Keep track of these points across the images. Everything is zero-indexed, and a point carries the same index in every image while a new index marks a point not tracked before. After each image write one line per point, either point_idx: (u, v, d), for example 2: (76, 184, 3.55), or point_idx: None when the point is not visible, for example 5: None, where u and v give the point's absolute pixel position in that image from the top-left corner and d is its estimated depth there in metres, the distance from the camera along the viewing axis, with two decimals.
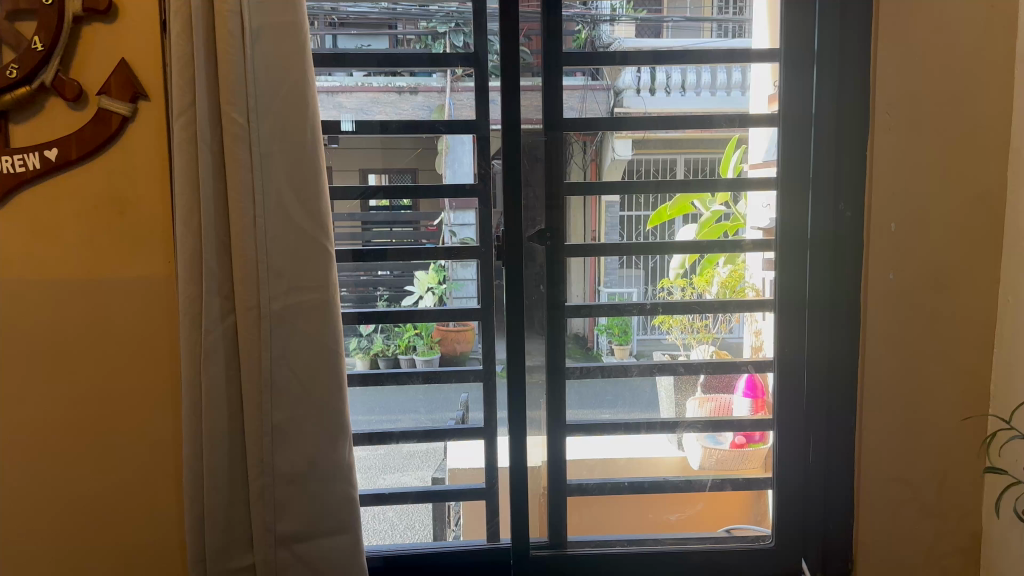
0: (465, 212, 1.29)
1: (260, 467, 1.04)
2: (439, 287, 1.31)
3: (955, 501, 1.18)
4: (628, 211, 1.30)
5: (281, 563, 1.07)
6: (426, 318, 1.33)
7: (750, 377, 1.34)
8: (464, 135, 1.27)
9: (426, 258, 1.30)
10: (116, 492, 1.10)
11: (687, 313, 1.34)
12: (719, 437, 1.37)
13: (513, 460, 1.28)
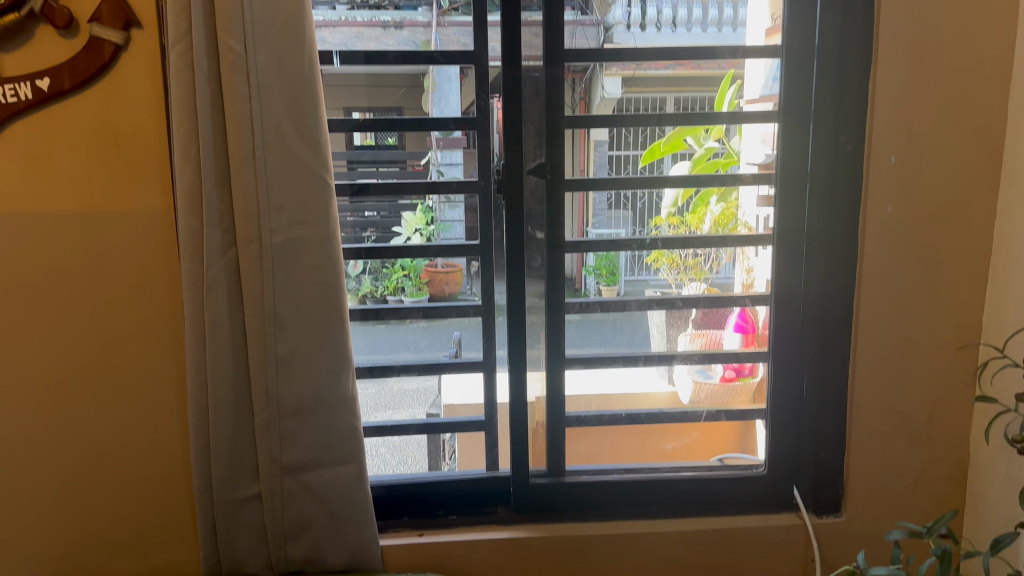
0: (453, 151, 1.27)
1: (266, 399, 1.06)
2: (427, 228, 1.30)
3: (943, 429, 1.22)
4: (617, 150, 1.29)
5: (290, 492, 1.10)
6: (415, 258, 1.31)
7: (741, 311, 1.35)
8: (451, 70, 1.25)
9: (412, 198, 1.28)
10: (122, 425, 1.11)
11: (681, 250, 1.33)
12: (709, 371, 1.38)
13: (513, 393, 1.28)
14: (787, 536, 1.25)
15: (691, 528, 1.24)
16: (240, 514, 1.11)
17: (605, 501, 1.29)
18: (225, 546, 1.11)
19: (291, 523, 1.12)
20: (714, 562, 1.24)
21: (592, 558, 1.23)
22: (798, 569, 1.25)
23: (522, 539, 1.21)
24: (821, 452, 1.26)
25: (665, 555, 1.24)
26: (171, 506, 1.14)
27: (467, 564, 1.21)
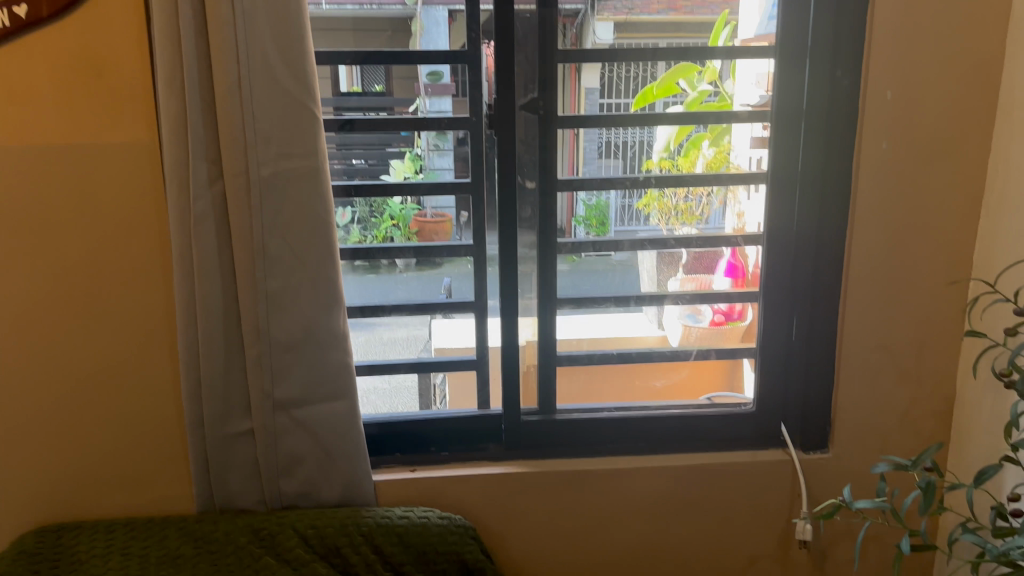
0: (441, 98, 1.23)
1: (257, 335, 1.05)
2: (416, 177, 1.26)
3: (932, 366, 1.23)
4: (608, 98, 1.25)
5: (282, 427, 1.11)
6: (403, 208, 1.28)
7: (730, 256, 1.33)
8: (438, 13, 1.21)
9: (400, 146, 1.25)
10: (111, 362, 1.11)
11: (671, 194, 1.30)
12: (698, 315, 1.37)
13: (504, 338, 1.28)
14: (775, 472, 1.26)
15: (680, 464, 1.25)
16: (233, 449, 1.11)
17: (596, 438, 1.30)
18: (218, 481, 1.12)
19: (284, 458, 1.12)
20: (702, 497, 1.26)
21: (583, 493, 1.24)
22: (785, 504, 1.27)
23: (513, 475, 1.22)
24: (809, 390, 1.27)
25: (655, 489, 1.25)
26: (161, 443, 1.14)
27: (459, 500, 1.23)
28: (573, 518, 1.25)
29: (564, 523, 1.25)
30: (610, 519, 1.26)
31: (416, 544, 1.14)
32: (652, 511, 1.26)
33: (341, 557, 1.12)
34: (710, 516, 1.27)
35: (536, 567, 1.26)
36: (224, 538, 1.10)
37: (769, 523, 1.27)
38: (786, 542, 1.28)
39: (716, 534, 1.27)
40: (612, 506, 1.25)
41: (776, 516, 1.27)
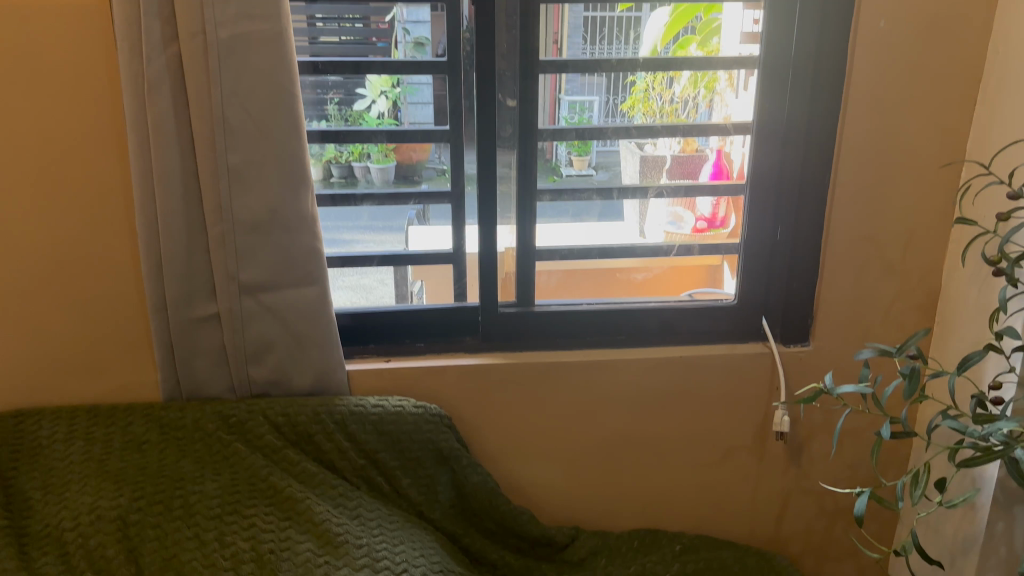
0: (419, 8, 1.18)
1: (219, 213, 1.00)
2: (393, 91, 1.23)
3: (918, 258, 1.20)
4: (593, 12, 1.20)
5: (249, 312, 1.06)
6: (381, 124, 1.24)
7: (715, 159, 1.29)
8: None
9: (377, 59, 1.21)
10: (68, 241, 1.05)
11: (655, 98, 1.26)
12: (680, 222, 1.34)
13: (481, 246, 1.21)
14: (754, 364, 1.24)
15: (660, 356, 1.23)
16: (198, 334, 1.07)
17: (570, 328, 1.26)
18: (184, 366, 1.08)
19: (252, 345, 1.08)
20: (682, 389, 1.25)
21: (560, 385, 1.22)
22: (763, 397, 1.26)
23: (489, 366, 1.20)
24: (791, 281, 1.24)
25: (633, 381, 1.23)
26: (125, 328, 1.10)
27: (433, 391, 1.20)
28: (549, 409, 1.23)
29: (540, 415, 1.23)
30: (587, 411, 1.24)
31: (391, 432, 1.12)
32: (630, 402, 1.24)
33: (314, 444, 1.09)
34: (687, 407, 1.26)
35: (511, 459, 1.24)
36: (193, 424, 1.07)
37: (746, 415, 1.27)
38: (763, 434, 1.28)
39: (693, 426, 1.26)
40: (589, 398, 1.23)
41: (753, 408, 1.27)
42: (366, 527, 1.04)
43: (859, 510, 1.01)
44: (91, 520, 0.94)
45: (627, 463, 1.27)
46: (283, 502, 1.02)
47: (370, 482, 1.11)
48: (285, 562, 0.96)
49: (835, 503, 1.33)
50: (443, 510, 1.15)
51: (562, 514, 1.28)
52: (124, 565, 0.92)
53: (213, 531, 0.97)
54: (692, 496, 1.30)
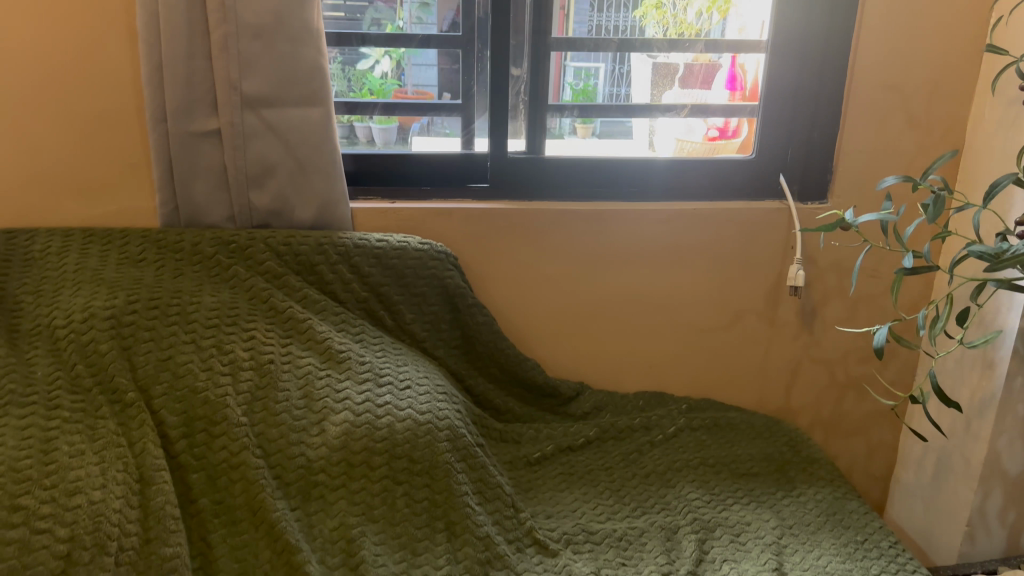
0: None
1: (223, 14, 0.96)
2: (397, 52, 1.19)
3: (942, 109, 1.16)
4: None
5: (251, 129, 1.02)
6: (382, 84, 1.20)
7: (730, 66, 1.22)
8: None
9: (378, 20, 1.17)
10: (62, 46, 1.01)
11: (670, 3, 1.18)
12: (691, 130, 1.25)
13: (494, 150, 1.18)
14: (770, 222, 1.20)
15: (676, 209, 1.18)
16: (198, 151, 1.02)
17: (578, 178, 1.21)
18: (183, 186, 1.04)
19: (253, 167, 1.04)
20: (695, 245, 1.21)
21: (569, 234, 1.18)
22: (777, 258, 1.22)
23: (495, 211, 1.15)
24: (812, 134, 1.19)
25: (645, 234, 1.19)
26: (121, 146, 1.06)
27: (439, 233, 1.15)
28: (557, 259, 1.19)
29: (548, 265, 1.19)
30: (596, 263, 1.20)
31: (395, 266, 1.07)
32: (640, 257, 1.20)
33: (316, 274, 1.05)
34: (699, 265, 1.22)
35: (517, 312, 1.21)
36: (191, 247, 1.02)
37: (759, 276, 1.23)
38: (775, 296, 1.25)
39: (704, 285, 1.23)
40: (599, 250, 1.19)
41: (767, 268, 1.23)
42: (369, 351, 1.01)
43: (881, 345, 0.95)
44: (83, 319, 0.90)
45: (635, 321, 1.24)
46: (285, 321, 0.99)
47: (373, 315, 1.07)
48: (285, 373, 0.93)
49: (847, 373, 1.30)
50: (446, 349, 1.12)
51: (568, 373, 1.25)
52: (117, 361, 0.88)
53: (211, 339, 0.93)
54: (700, 359, 1.27)
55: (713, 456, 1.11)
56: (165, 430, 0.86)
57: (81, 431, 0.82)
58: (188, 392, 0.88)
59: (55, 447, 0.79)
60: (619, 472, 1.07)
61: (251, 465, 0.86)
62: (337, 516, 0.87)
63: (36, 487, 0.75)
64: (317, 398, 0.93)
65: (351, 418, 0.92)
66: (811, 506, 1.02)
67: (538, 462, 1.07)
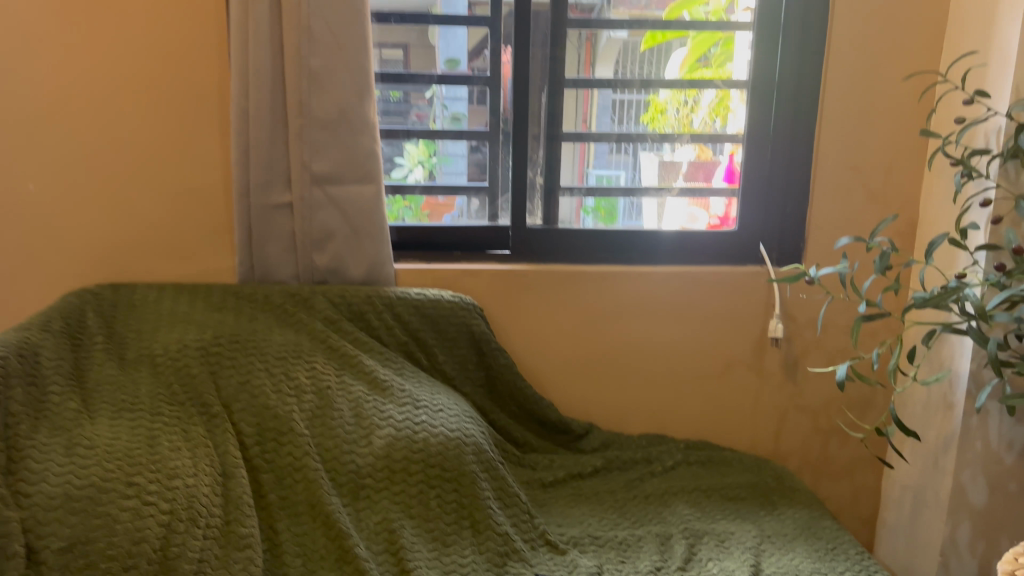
0: (456, 89, 1.40)
1: (299, 110, 1.21)
2: (429, 161, 1.43)
3: (897, 186, 1.37)
4: (620, 95, 1.41)
5: (316, 202, 1.25)
6: (415, 191, 1.43)
7: (728, 163, 1.43)
8: (456, 27, 1.37)
9: (416, 136, 1.41)
10: (169, 136, 1.27)
11: (673, 111, 1.41)
12: (693, 219, 1.45)
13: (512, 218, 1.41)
14: (753, 284, 1.39)
15: (669, 271, 1.38)
16: (273, 219, 1.25)
17: (586, 245, 1.42)
18: (259, 248, 1.26)
19: (317, 232, 1.26)
20: (688, 302, 1.40)
21: (580, 292, 1.38)
22: (761, 316, 1.41)
23: (516, 270, 1.36)
24: (785, 209, 1.40)
25: (644, 292, 1.39)
26: (210, 217, 1.30)
27: (468, 289, 1.36)
28: (569, 313, 1.39)
29: (561, 318, 1.39)
30: (603, 317, 1.39)
31: (431, 314, 1.27)
32: (640, 312, 1.40)
33: (365, 321, 1.24)
34: (693, 321, 1.41)
35: (534, 359, 1.40)
36: (264, 299, 1.24)
37: (745, 330, 1.41)
38: (760, 349, 1.42)
39: (697, 338, 1.41)
40: (605, 305, 1.39)
41: (751, 323, 1.41)
42: (409, 382, 1.20)
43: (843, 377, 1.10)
44: (179, 348, 1.11)
45: (638, 369, 1.42)
46: (340, 355, 1.18)
47: (412, 355, 1.26)
48: (340, 396, 1.13)
49: (829, 420, 1.46)
50: (472, 386, 1.31)
51: (579, 415, 1.43)
52: (205, 382, 1.08)
53: (280, 367, 1.13)
54: (697, 405, 1.44)
55: (706, 484, 1.26)
56: (243, 437, 1.05)
57: (178, 433, 1.01)
58: (262, 408, 1.08)
59: (159, 443, 0.99)
60: (622, 493, 1.23)
61: (312, 467, 1.04)
62: (381, 512, 1.05)
63: (145, 470, 0.94)
64: (365, 416, 1.11)
65: (393, 433, 1.10)
66: (789, 521, 1.17)
67: (552, 484, 1.25)
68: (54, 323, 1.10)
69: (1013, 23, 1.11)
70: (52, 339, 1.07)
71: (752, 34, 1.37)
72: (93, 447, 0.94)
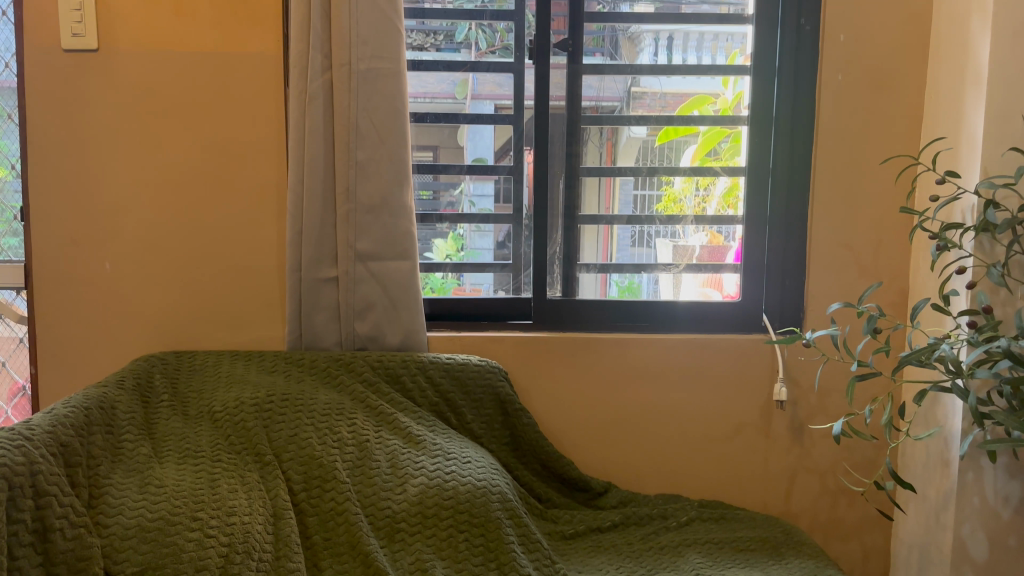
0: (483, 184, 1.57)
1: (347, 196, 1.37)
2: (457, 254, 1.58)
3: (887, 261, 1.49)
4: (640, 190, 1.57)
5: (360, 276, 1.40)
6: (446, 281, 1.58)
7: (739, 247, 1.56)
8: (483, 127, 1.55)
9: (447, 227, 1.58)
10: (232, 220, 1.45)
11: (686, 200, 1.57)
12: (707, 297, 1.57)
13: (535, 290, 1.55)
14: (758, 351, 1.50)
15: (678, 338, 1.50)
16: (321, 292, 1.41)
17: (603, 315, 1.56)
18: (307, 318, 1.41)
19: (359, 304, 1.41)
20: (697, 368, 1.51)
21: (596, 359, 1.50)
22: (766, 380, 1.51)
23: (538, 338, 1.49)
24: (785, 282, 1.53)
25: (657, 358, 1.50)
26: (266, 291, 1.47)
27: (495, 355, 1.50)
28: (587, 378, 1.51)
29: (579, 382, 1.51)
30: (619, 382, 1.51)
31: (460, 377, 1.40)
32: (653, 377, 1.51)
33: (400, 383, 1.37)
34: (701, 385, 1.51)
35: (556, 421, 1.52)
36: (310, 363, 1.37)
37: (752, 395, 1.52)
38: (766, 412, 1.52)
39: (707, 402, 1.52)
40: (621, 372, 1.51)
41: (758, 388, 1.52)
42: (439, 437, 1.31)
43: (839, 430, 1.17)
44: (236, 405, 1.24)
45: (651, 431, 1.52)
46: (378, 412, 1.31)
47: (442, 414, 1.38)
48: (378, 448, 1.24)
49: (836, 481, 1.54)
50: (498, 444, 1.43)
51: (598, 474, 1.53)
52: (259, 434, 1.21)
53: (325, 422, 1.25)
54: (708, 465, 1.54)
55: (718, 538, 1.34)
56: (291, 484, 1.17)
57: (235, 478, 1.13)
58: (309, 457, 1.19)
59: (219, 485, 1.11)
60: (638, 545, 1.32)
61: (352, 511, 1.15)
62: (414, 553, 1.15)
63: (208, 507, 1.06)
64: (401, 467, 1.22)
65: (425, 481, 1.21)
66: (796, 569, 1.25)
67: (572, 537, 1.33)
68: (127, 381, 1.24)
69: (976, 113, 1.25)
70: (127, 394, 1.21)
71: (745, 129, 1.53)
72: (163, 487, 1.07)
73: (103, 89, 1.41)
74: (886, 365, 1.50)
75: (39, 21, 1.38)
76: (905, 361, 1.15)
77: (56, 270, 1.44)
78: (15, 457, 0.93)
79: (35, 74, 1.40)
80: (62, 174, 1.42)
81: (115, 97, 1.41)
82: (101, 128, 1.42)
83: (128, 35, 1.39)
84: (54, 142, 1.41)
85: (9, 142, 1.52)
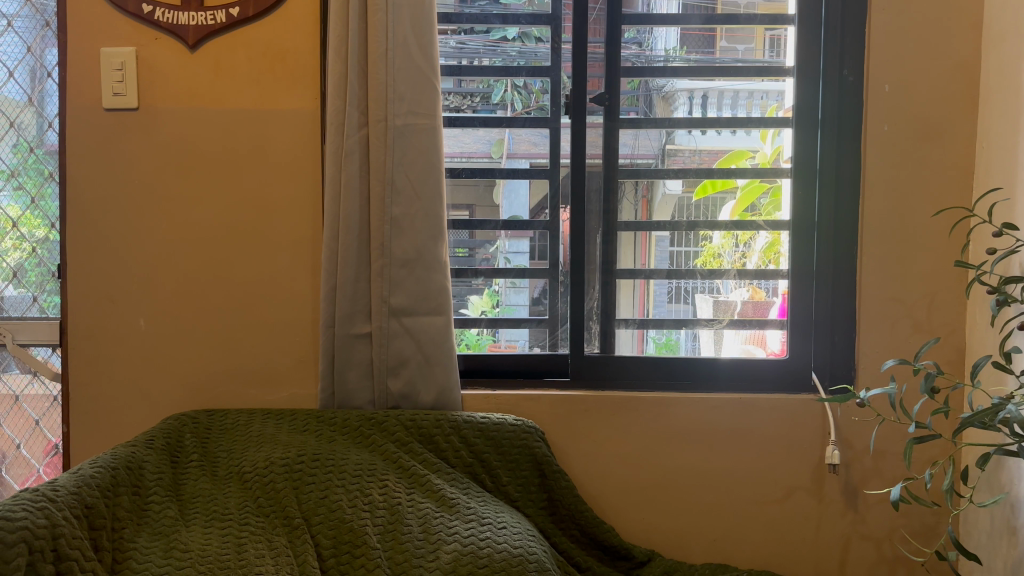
0: (519, 241, 1.54)
1: (381, 251, 1.36)
2: (493, 310, 1.55)
3: (941, 316, 1.43)
4: (677, 246, 1.53)
5: (393, 331, 1.37)
6: (481, 335, 1.55)
7: (783, 302, 1.51)
8: (518, 182, 1.53)
9: (481, 284, 1.55)
10: (267, 275, 1.44)
11: (726, 254, 1.53)
12: (749, 355, 1.51)
13: (572, 346, 1.51)
14: (807, 411, 1.43)
15: (722, 397, 1.45)
16: (354, 348, 1.38)
17: (642, 372, 1.51)
18: (340, 375, 1.38)
19: (392, 360, 1.38)
20: (743, 428, 1.45)
21: (636, 418, 1.45)
22: (817, 441, 1.44)
23: (576, 396, 1.45)
24: (834, 339, 1.46)
25: (701, 418, 1.45)
26: (299, 347, 1.45)
27: (531, 414, 1.45)
28: (627, 438, 1.45)
29: (619, 443, 1.45)
30: (661, 442, 1.45)
31: (495, 437, 1.35)
32: (697, 437, 1.45)
33: (433, 442, 1.32)
34: (748, 446, 1.45)
35: (595, 482, 1.46)
36: (341, 421, 1.33)
37: (802, 456, 1.44)
38: (818, 476, 1.44)
39: (754, 463, 1.45)
40: (662, 432, 1.45)
41: (808, 450, 1.44)
42: (474, 501, 1.25)
43: (899, 497, 1.07)
44: (264, 466, 1.21)
45: (695, 494, 1.46)
46: (410, 473, 1.26)
47: (477, 476, 1.33)
48: (410, 513, 1.18)
49: (894, 550, 1.44)
50: (535, 508, 1.37)
51: (639, 539, 1.47)
52: (288, 495, 1.17)
53: (356, 484, 1.20)
54: (757, 531, 1.46)
55: None
56: (320, 549, 1.11)
57: (262, 543, 1.09)
58: (338, 521, 1.14)
59: (245, 550, 1.07)
60: None
61: None
62: None
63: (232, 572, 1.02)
64: (433, 532, 1.16)
65: (459, 548, 1.13)
66: None
67: None
68: (157, 441, 1.22)
69: None
70: (155, 454, 1.19)
71: (786, 181, 1.50)
72: (188, 552, 1.03)
73: (144, 147, 1.42)
74: (945, 426, 1.42)
75: (83, 81, 1.41)
76: (968, 425, 1.07)
77: (92, 326, 1.44)
78: (36, 520, 0.91)
79: (78, 133, 1.42)
80: (100, 230, 1.43)
81: (156, 155, 1.42)
82: (140, 185, 1.43)
83: (168, 94, 1.41)
84: (93, 199, 1.43)
85: (53, 202, 1.54)
